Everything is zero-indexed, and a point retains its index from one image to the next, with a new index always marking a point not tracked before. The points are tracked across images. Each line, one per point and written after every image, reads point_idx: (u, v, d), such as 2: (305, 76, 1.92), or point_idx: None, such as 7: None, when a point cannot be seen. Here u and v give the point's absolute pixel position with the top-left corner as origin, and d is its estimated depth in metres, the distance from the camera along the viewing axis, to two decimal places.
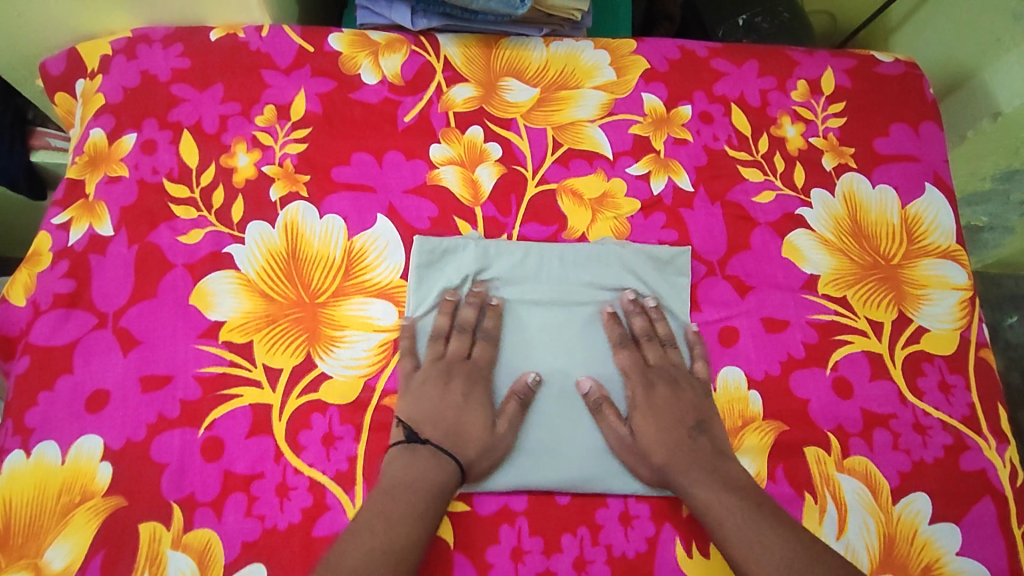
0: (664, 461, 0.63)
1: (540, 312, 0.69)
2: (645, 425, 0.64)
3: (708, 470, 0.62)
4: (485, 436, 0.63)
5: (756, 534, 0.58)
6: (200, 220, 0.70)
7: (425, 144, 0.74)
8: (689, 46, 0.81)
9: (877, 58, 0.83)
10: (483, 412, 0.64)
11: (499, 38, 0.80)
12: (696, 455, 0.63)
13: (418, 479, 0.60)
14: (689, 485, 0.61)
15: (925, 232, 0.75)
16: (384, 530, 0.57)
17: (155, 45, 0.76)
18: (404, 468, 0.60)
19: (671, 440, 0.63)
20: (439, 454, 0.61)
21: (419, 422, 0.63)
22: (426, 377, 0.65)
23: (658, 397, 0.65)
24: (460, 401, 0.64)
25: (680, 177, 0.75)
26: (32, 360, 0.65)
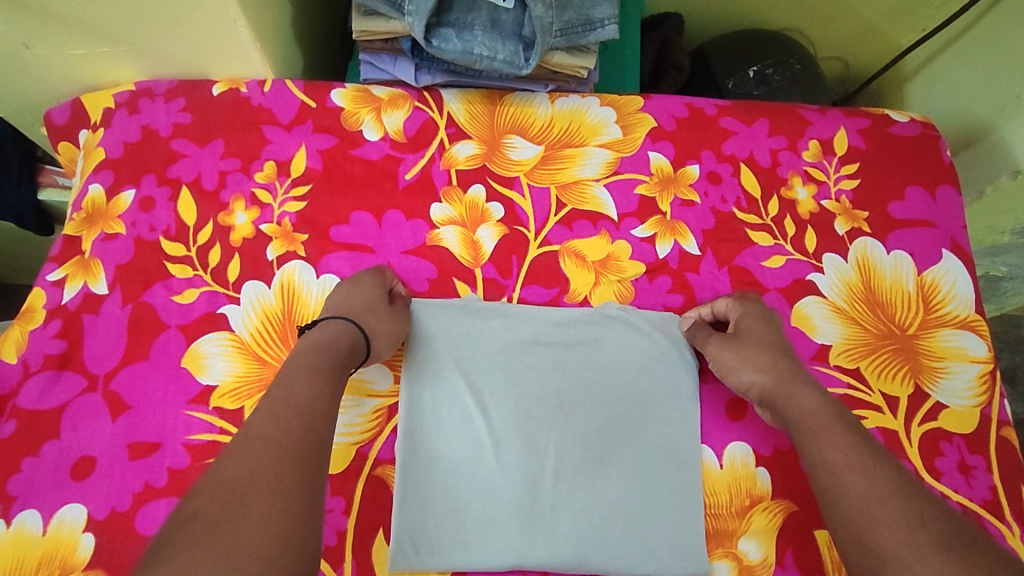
0: (763, 386, 0.63)
1: (529, 375, 0.66)
2: (751, 332, 0.65)
3: (818, 398, 0.60)
4: (375, 304, 0.64)
5: (859, 460, 0.55)
6: (196, 279, 0.69)
7: (426, 204, 0.73)
8: (697, 103, 0.80)
9: (892, 117, 0.81)
10: (373, 288, 0.65)
11: (503, 94, 0.79)
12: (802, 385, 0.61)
13: (316, 341, 0.59)
14: (792, 405, 0.60)
15: (943, 301, 0.73)
16: (284, 392, 0.53)
17: (158, 99, 0.76)
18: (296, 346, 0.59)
19: (778, 358, 0.63)
20: (324, 325, 0.61)
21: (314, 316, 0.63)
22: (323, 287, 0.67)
23: (765, 329, 0.66)
24: (348, 285, 0.65)
25: (687, 240, 0.73)
26: (19, 424, 0.63)
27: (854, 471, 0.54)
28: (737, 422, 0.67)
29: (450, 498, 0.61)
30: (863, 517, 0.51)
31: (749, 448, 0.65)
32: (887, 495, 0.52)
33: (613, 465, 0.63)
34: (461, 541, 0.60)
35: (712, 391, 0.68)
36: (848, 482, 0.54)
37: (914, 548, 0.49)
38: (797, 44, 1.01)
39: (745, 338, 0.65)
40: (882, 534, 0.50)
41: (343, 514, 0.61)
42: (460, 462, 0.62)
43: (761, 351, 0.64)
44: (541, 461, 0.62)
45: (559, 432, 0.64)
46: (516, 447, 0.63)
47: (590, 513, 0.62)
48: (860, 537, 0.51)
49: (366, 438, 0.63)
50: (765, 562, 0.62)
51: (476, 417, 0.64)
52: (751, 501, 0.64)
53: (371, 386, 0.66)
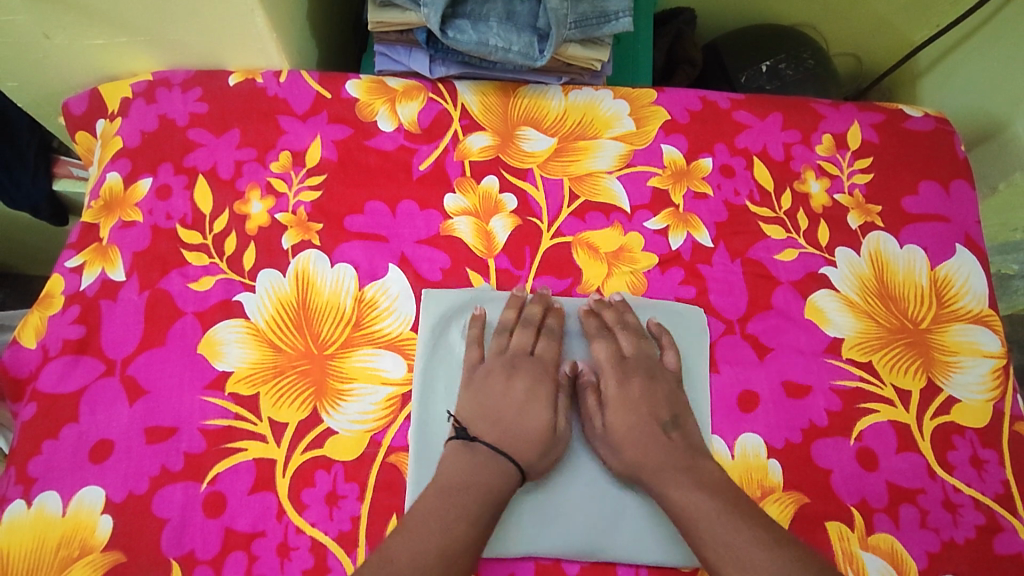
0: (634, 459, 0.62)
1: (550, 377, 0.66)
2: (617, 417, 0.64)
3: (683, 468, 0.61)
4: (538, 363, 0.67)
5: (731, 534, 0.57)
6: (211, 267, 0.70)
7: (440, 194, 0.74)
8: (710, 96, 0.80)
9: (906, 112, 0.81)
10: (527, 333, 0.67)
11: (517, 87, 0.79)
12: (671, 452, 0.62)
13: (478, 475, 0.59)
14: (664, 485, 0.61)
15: (956, 295, 0.73)
16: (480, 469, 0.60)
17: (175, 89, 0.77)
18: (463, 465, 0.60)
19: (648, 418, 0.64)
20: (496, 456, 0.61)
21: (474, 420, 0.63)
22: (490, 369, 0.66)
23: (632, 391, 0.66)
24: (527, 343, 0.67)
25: (699, 233, 0.73)
26: (39, 408, 0.64)
27: (731, 547, 0.56)
28: (749, 414, 0.66)
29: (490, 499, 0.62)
30: None
31: (760, 439, 0.65)
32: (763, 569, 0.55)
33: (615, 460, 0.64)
34: (501, 536, 0.60)
35: (724, 382, 0.68)
36: (715, 542, 0.57)
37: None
38: (810, 39, 1.01)
39: (623, 399, 0.65)
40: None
41: (357, 500, 0.62)
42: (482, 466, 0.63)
43: (626, 419, 0.64)
44: (563, 470, 0.64)
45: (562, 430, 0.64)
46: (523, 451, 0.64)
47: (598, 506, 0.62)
48: None
49: (380, 425, 0.65)
50: None
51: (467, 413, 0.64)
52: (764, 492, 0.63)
53: (385, 374, 0.66)
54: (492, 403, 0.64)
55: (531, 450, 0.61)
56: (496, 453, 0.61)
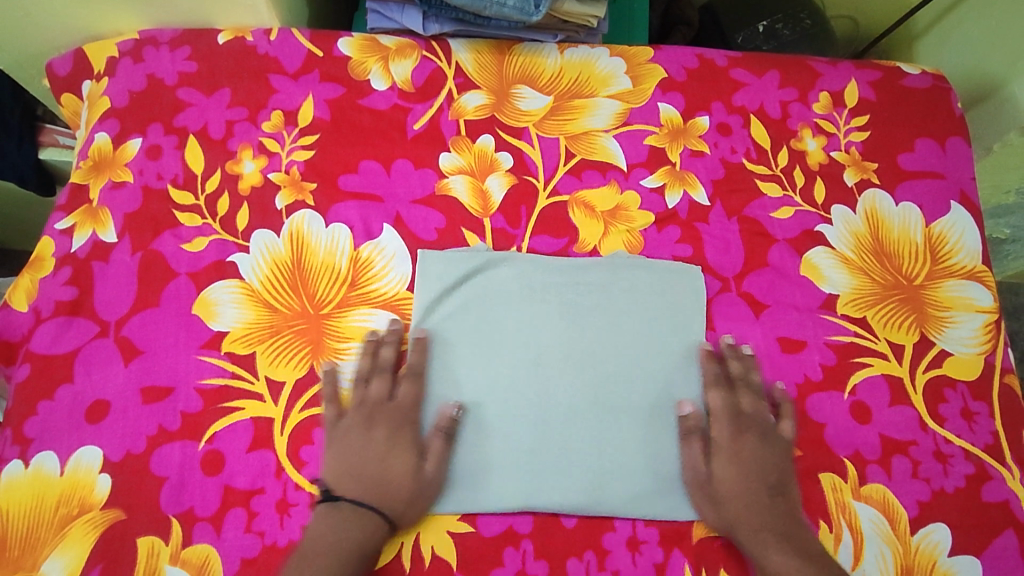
0: (738, 514, 0.61)
1: (516, 332, 0.66)
2: (727, 471, 0.62)
3: (783, 534, 0.60)
4: (394, 407, 0.62)
5: None
6: (205, 228, 0.69)
7: (435, 153, 0.73)
8: (707, 54, 0.79)
9: (903, 70, 0.81)
10: (382, 376, 0.63)
11: (512, 44, 0.78)
12: (777, 516, 0.60)
13: (339, 541, 0.57)
14: (766, 548, 0.59)
15: (950, 252, 0.73)
16: (334, 532, 0.57)
17: (163, 47, 0.75)
18: (329, 527, 0.57)
19: (761, 478, 0.62)
20: (360, 512, 0.58)
21: (341, 479, 0.60)
22: (350, 426, 0.61)
23: (744, 450, 0.63)
24: (387, 394, 0.63)
25: (696, 191, 0.73)
26: (33, 369, 0.63)
27: None
28: None
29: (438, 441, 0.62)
30: None
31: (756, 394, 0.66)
32: None
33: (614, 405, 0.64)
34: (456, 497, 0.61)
35: (721, 339, 0.68)
36: None
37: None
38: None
39: (742, 453, 0.62)
40: None
41: None
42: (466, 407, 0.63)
43: (750, 480, 0.61)
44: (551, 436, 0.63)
45: (568, 373, 0.65)
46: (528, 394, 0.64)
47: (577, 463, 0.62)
48: None
49: None
50: None
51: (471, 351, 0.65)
52: None
53: (382, 333, 0.66)
54: (359, 462, 0.60)
55: (400, 497, 0.59)
56: (369, 512, 0.58)
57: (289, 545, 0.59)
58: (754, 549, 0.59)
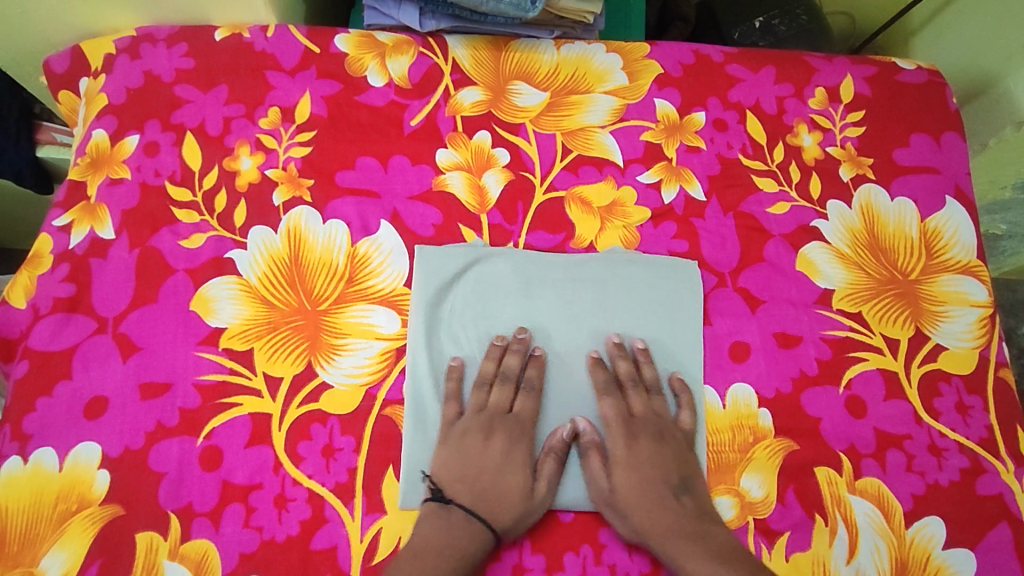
0: (648, 524, 0.59)
1: (515, 328, 0.67)
2: (623, 478, 0.61)
3: (694, 539, 0.59)
4: (524, 415, 0.64)
5: None
6: (202, 224, 0.69)
7: (431, 149, 0.73)
8: (703, 50, 0.79)
9: (899, 65, 0.81)
10: (511, 386, 0.64)
11: (509, 40, 0.78)
12: (681, 519, 0.60)
13: (447, 546, 0.57)
14: (681, 558, 0.58)
15: (945, 247, 0.73)
16: (445, 538, 0.57)
17: (160, 44, 0.76)
18: (438, 530, 0.58)
19: (653, 482, 0.62)
20: (470, 520, 0.59)
21: (453, 483, 0.61)
22: (468, 428, 0.63)
23: (642, 454, 0.63)
24: (507, 408, 0.64)
25: (692, 187, 0.73)
26: (32, 365, 0.64)
27: None
28: (740, 364, 0.67)
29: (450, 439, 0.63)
30: None
31: (752, 389, 0.66)
32: None
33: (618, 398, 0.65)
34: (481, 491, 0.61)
35: (717, 334, 0.68)
36: None
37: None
38: None
39: (637, 457, 0.62)
40: None
41: (353, 452, 0.62)
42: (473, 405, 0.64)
43: (648, 486, 0.61)
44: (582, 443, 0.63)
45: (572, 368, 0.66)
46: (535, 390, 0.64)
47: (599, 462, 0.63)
48: None
49: (375, 378, 0.65)
50: (766, 498, 0.63)
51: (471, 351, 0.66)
52: (753, 440, 0.65)
53: (379, 329, 0.66)
54: (474, 470, 0.62)
55: (512, 509, 0.60)
56: (473, 517, 0.59)
57: (288, 540, 0.59)
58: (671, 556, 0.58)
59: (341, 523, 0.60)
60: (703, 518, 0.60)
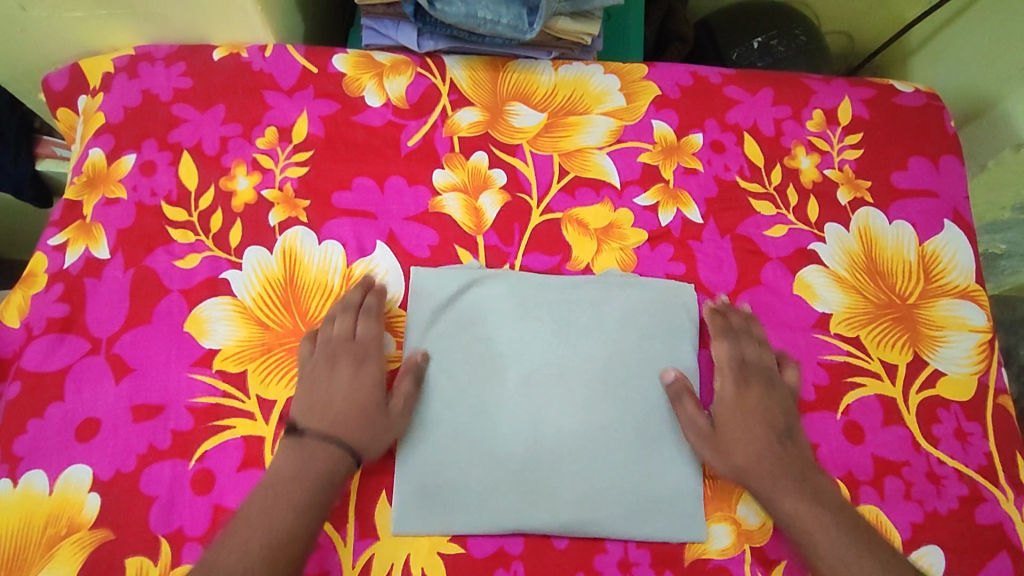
0: (747, 463, 0.62)
1: (508, 351, 0.65)
2: (729, 422, 0.63)
3: (799, 479, 0.61)
4: (349, 341, 0.64)
5: (853, 557, 0.57)
6: (197, 244, 0.69)
7: (428, 170, 0.73)
8: (701, 72, 0.79)
9: (897, 87, 0.81)
10: (348, 317, 0.65)
11: (507, 61, 0.78)
12: (789, 463, 0.62)
13: (304, 469, 0.58)
14: (777, 495, 0.60)
15: (943, 271, 0.73)
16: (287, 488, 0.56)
17: (158, 63, 0.76)
18: (293, 463, 0.58)
19: (767, 424, 0.63)
20: (327, 444, 0.59)
21: (306, 415, 0.61)
22: (314, 363, 0.63)
23: (751, 398, 0.64)
24: (348, 334, 0.64)
25: (689, 209, 0.73)
26: (23, 386, 0.63)
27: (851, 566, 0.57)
28: None
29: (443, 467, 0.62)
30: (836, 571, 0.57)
31: None
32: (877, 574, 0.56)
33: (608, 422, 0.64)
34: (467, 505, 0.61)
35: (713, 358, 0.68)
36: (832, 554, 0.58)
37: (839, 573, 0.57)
38: (801, 15, 1.00)
39: (745, 398, 0.64)
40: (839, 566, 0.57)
41: None
42: (461, 431, 0.63)
43: (757, 430, 0.63)
44: (552, 464, 0.62)
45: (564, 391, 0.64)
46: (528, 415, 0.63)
47: (590, 485, 0.62)
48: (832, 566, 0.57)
49: None
50: (763, 525, 0.62)
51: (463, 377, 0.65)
52: None
53: None
54: (324, 402, 0.61)
55: (362, 423, 0.61)
56: (333, 442, 0.59)
57: None
58: (772, 495, 0.61)
59: (333, 549, 0.59)
60: (803, 458, 0.62)
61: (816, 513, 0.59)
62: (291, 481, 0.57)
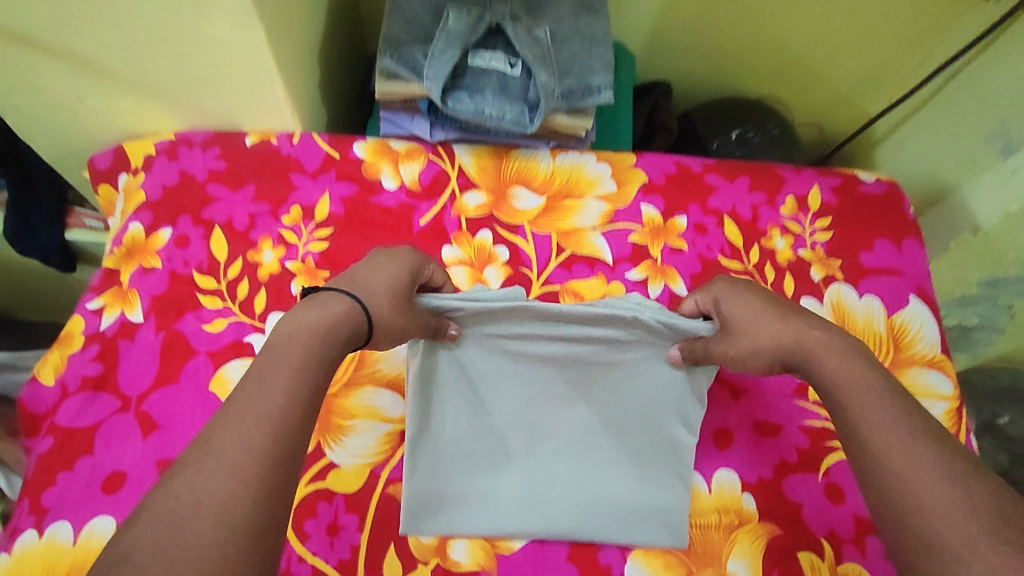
0: (783, 338, 0.61)
1: (513, 375, 0.69)
2: (738, 312, 0.64)
3: (843, 348, 0.59)
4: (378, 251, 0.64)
5: (900, 422, 0.52)
6: (225, 310, 0.75)
7: (438, 246, 0.80)
8: (684, 161, 0.88)
9: (861, 177, 0.90)
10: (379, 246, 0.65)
11: (510, 150, 0.87)
12: (812, 326, 0.62)
13: (325, 316, 0.52)
14: (823, 360, 0.59)
15: (911, 341, 0.79)
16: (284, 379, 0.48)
17: (196, 148, 0.84)
18: (312, 305, 0.53)
19: (778, 305, 0.64)
20: (340, 295, 0.55)
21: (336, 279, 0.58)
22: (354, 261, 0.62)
23: (743, 292, 0.66)
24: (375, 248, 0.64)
25: (676, 283, 0.80)
26: (56, 440, 0.67)
27: (929, 469, 0.49)
28: (724, 451, 0.71)
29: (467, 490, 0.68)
30: (914, 489, 0.48)
31: (735, 475, 0.70)
32: (980, 495, 0.46)
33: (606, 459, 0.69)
34: (472, 525, 0.65)
35: (701, 422, 0.73)
36: (879, 427, 0.53)
37: (973, 551, 0.44)
38: (774, 110, 1.11)
39: (736, 293, 0.66)
40: (906, 481, 0.49)
41: (357, 530, 0.65)
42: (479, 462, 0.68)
43: (771, 303, 0.64)
44: (552, 489, 0.67)
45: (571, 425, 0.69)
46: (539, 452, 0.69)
47: (584, 505, 0.67)
48: (904, 486, 0.49)
49: (380, 459, 0.69)
50: None
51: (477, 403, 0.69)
52: (738, 524, 0.68)
53: (386, 412, 0.71)
54: (355, 276, 0.58)
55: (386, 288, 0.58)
56: (351, 304, 0.55)
57: None
58: (849, 407, 0.55)
59: None
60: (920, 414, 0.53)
61: (892, 418, 0.53)
62: (255, 400, 0.46)
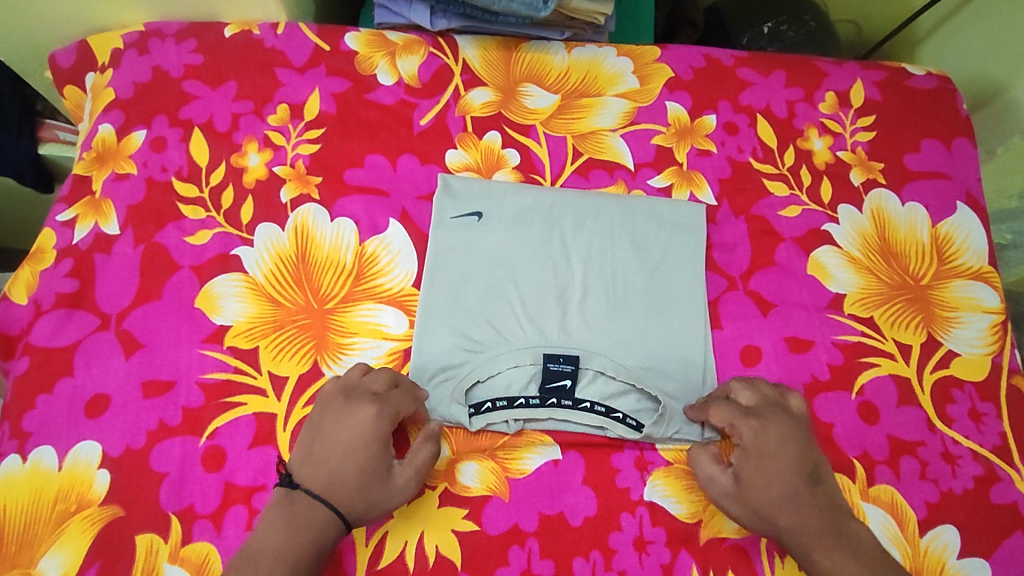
0: (793, 529, 0.56)
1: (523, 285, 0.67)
2: (756, 476, 0.57)
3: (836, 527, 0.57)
4: (338, 417, 0.57)
5: None
6: (209, 220, 0.68)
7: (441, 150, 0.73)
8: (714, 54, 0.79)
9: (909, 70, 0.81)
10: (335, 430, 0.57)
11: (520, 42, 0.78)
12: (821, 508, 0.57)
13: (303, 524, 0.53)
14: (828, 543, 0.56)
15: (956, 252, 0.73)
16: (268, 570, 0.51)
17: (168, 40, 0.75)
18: (283, 518, 0.53)
19: (798, 464, 0.57)
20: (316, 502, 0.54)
21: (306, 466, 0.56)
22: (327, 409, 0.58)
23: (785, 455, 0.57)
24: (334, 417, 0.57)
25: (702, 192, 0.73)
26: (32, 361, 0.62)
27: None
28: (752, 368, 0.67)
29: (468, 286, 0.67)
30: None
31: None
32: None
33: (620, 265, 0.69)
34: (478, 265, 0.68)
35: (728, 338, 0.67)
36: None
37: None
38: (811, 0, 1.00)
39: (764, 451, 0.57)
40: None
41: None
42: (487, 247, 0.69)
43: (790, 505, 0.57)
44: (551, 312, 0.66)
45: (584, 239, 0.70)
46: (552, 251, 0.69)
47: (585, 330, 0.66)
48: None
49: None
50: None
51: (486, 204, 0.70)
52: None
53: (387, 329, 0.65)
54: (327, 469, 0.55)
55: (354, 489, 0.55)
56: (322, 506, 0.54)
57: None
58: (816, 551, 0.56)
59: None
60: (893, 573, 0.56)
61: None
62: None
